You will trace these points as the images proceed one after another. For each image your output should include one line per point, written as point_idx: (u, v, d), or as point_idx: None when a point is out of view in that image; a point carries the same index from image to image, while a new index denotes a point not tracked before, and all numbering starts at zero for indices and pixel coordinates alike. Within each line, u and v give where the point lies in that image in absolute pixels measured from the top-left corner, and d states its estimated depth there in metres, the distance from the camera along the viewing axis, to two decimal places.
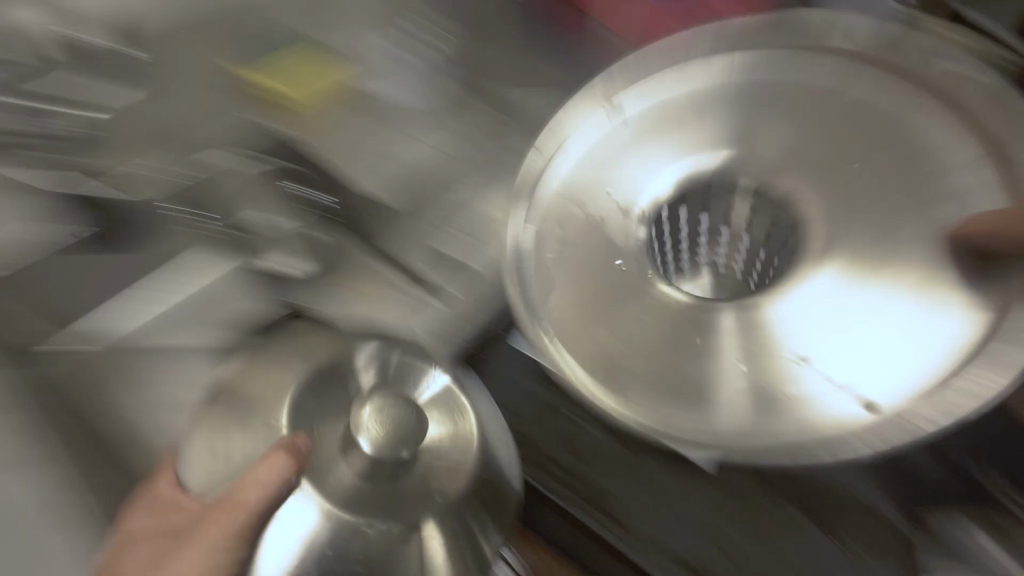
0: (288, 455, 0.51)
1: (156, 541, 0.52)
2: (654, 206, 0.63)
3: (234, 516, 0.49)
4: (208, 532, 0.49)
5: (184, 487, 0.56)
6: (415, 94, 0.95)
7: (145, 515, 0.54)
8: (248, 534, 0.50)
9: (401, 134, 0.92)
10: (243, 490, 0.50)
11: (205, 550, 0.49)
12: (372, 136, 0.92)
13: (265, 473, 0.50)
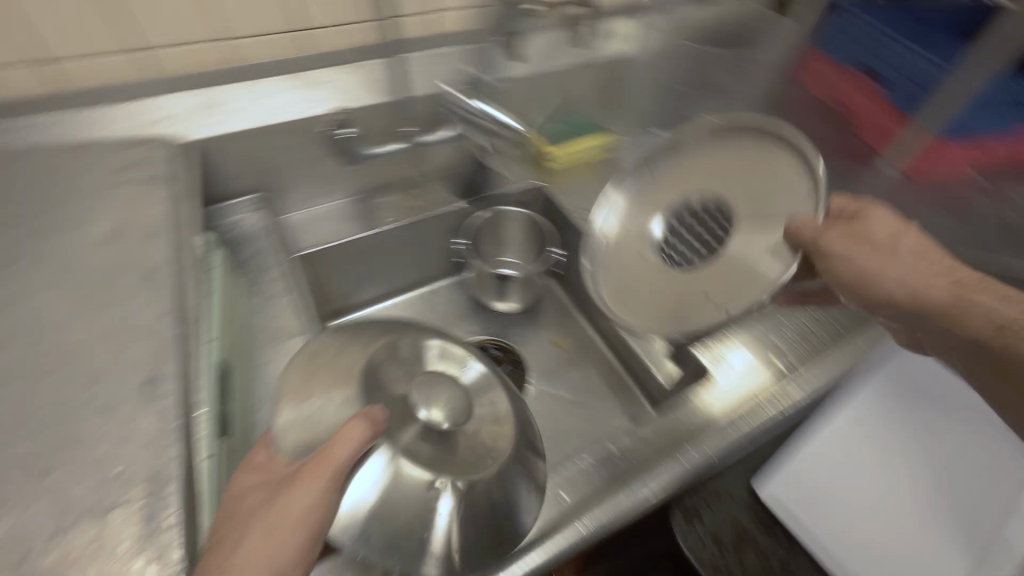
0: (368, 430, 0.45)
1: (247, 495, 0.42)
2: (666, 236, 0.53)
3: (322, 480, 0.42)
4: (293, 493, 0.41)
5: (291, 453, 0.46)
6: None
7: (250, 470, 0.44)
8: (313, 508, 0.41)
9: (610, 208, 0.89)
10: (327, 452, 0.43)
11: (294, 515, 0.40)
12: None
13: (337, 441, 0.44)
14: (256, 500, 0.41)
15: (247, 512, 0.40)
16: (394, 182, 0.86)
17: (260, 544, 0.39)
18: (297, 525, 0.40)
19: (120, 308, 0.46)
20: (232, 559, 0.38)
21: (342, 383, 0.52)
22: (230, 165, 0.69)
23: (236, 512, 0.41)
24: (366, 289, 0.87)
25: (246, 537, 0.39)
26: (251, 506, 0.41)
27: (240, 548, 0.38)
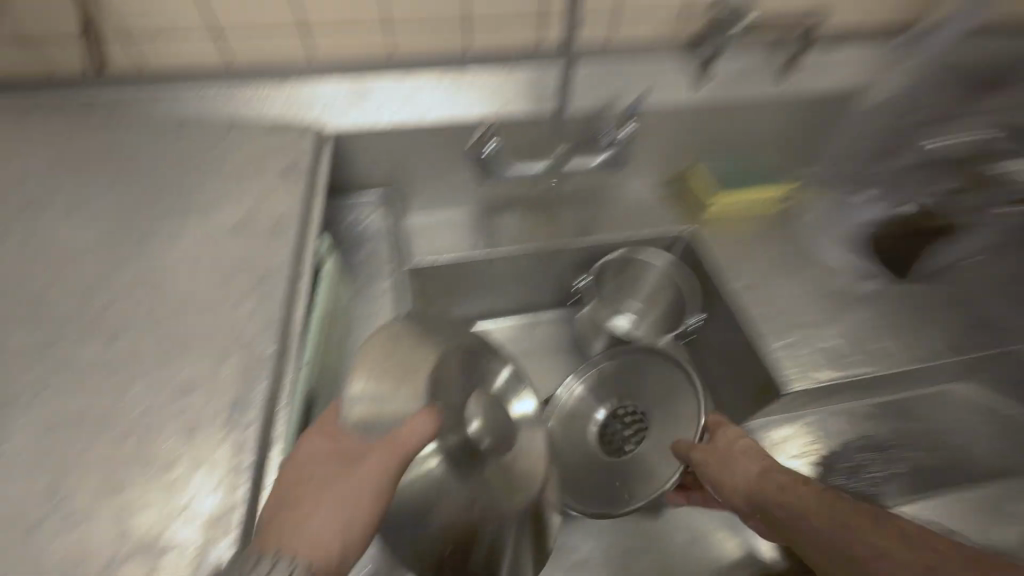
0: (433, 424, 0.38)
1: (315, 463, 0.37)
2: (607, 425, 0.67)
3: (393, 465, 0.37)
4: (366, 475, 0.37)
5: (354, 425, 0.40)
6: (859, 246, 0.71)
7: (318, 435, 0.39)
8: (384, 491, 0.37)
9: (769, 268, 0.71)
10: (398, 439, 0.38)
11: (365, 498, 0.37)
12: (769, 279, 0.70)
13: (405, 429, 0.38)
14: (328, 478, 0.37)
15: (318, 486, 0.37)
16: (522, 200, 0.77)
17: (333, 520, 0.36)
18: (366, 507, 0.37)
19: (228, 314, 0.43)
20: (303, 534, 0.35)
21: (404, 383, 0.42)
22: (366, 160, 0.65)
23: (305, 483, 0.37)
24: (468, 306, 0.79)
25: (320, 513, 0.36)
26: (324, 480, 0.37)
27: (313, 521, 0.35)
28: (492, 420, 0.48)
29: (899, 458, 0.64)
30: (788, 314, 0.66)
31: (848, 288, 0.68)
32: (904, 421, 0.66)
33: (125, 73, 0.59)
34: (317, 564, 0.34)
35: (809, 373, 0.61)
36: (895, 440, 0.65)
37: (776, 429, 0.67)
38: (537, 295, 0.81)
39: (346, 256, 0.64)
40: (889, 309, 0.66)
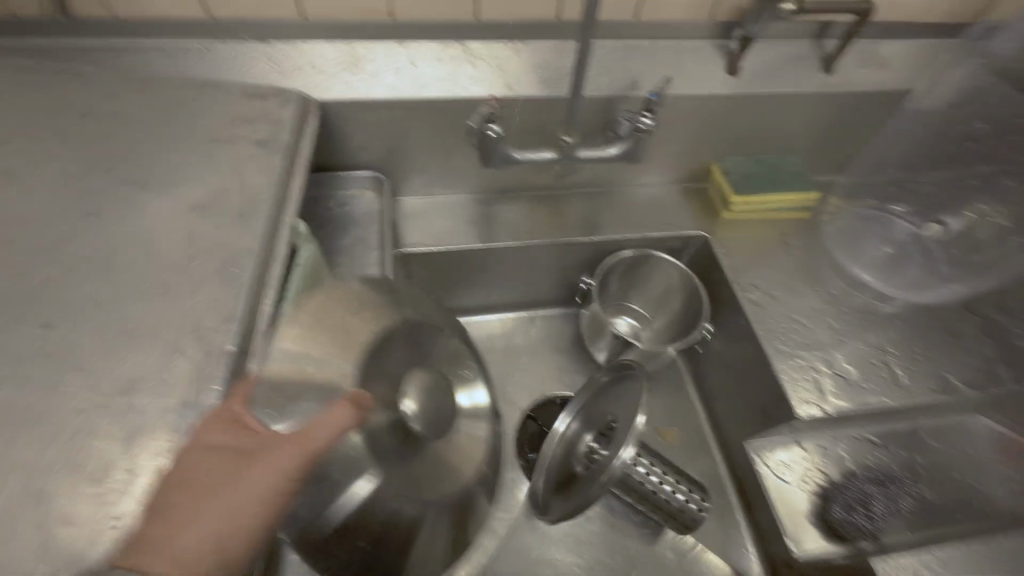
0: (351, 419, 0.36)
1: (206, 456, 0.32)
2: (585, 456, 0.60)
3: (294, 465, 0.33)
4: (266, 468, 0.33)
5: (263, 413, 0.35)
6: (886, 263, 0.65)
7: (217, 420, 0.33)
8: (281, 492, 0.34)
9: (783, 280, 0.66)
10: (307, 436, 0.34)
11: (257, 498, 0.33)
12: (786, 292, 0.65)
13: (317, 426, 0.34)
14: (218, 470, 0.32)
15: (204, 475, 0.32)
16: (525, 189, 0.72)
17: (216, 524, 0.32)
18: (258, 510, 0.33)
19: (184, 302, 0.38)
20: (182, 539, 0.31)
21: (345, 354, 0.40)
22: (356, 135, 0.60)
23: (192, 480, 0.32)
24: (460, 298, 0.75)
25: (203, 514, 0.32)
26: (213, 469, 0.32)
27: (191, 527, 0.31)
28: (433, 402, 0.45)
29: (915, 494, 0.58)
30: (803, 332, 0.61)
31: (870, 306, 0.63)
32: (920, 454, 0.61)
33: (94, 18, 0.52)
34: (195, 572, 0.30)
35: (822, 399, 0.56)
36: (910, 474, 0.60)
37: (778, 453, 0.63)
38: (535, 291, 0.76)
39: (330, 239, 0.59)
40: (912, 333, 0.61)
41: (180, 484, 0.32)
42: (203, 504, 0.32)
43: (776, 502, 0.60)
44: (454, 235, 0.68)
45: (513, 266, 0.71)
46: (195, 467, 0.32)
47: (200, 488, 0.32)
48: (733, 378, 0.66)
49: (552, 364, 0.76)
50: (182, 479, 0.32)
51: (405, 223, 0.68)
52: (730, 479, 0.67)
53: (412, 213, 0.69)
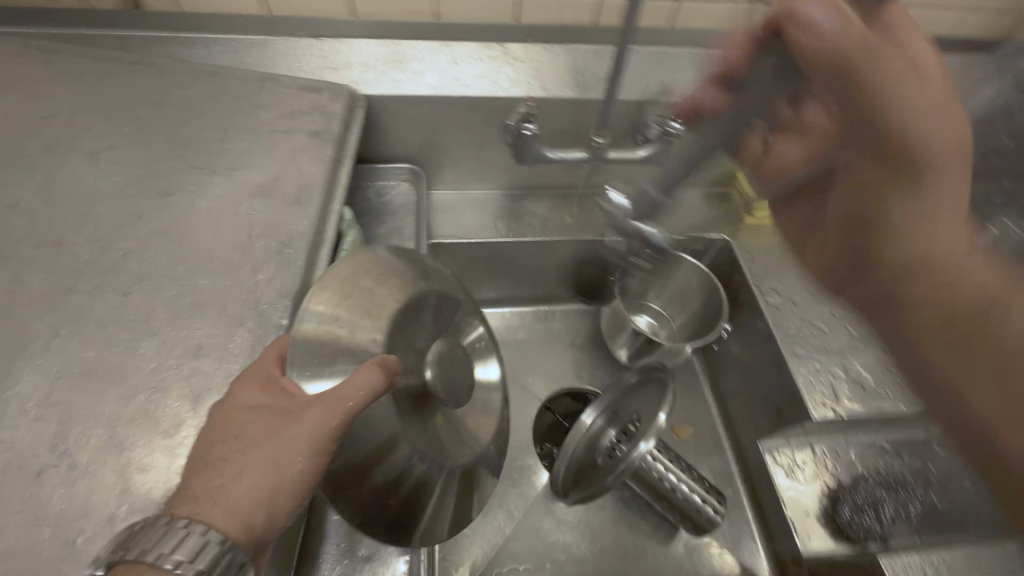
0: (382, 376, 0.36)
1: (244, 416, 0.34)
2: (606, 447, 0.63)
3: (326, 431, 0.34)
4: (295, 434, 0.34)
5: (300, 375, 0.36)
6: None
7: (251, 384, 0.35)
8: (316, 448, 0.34)
9: (804, 285, 0.67)
10: (336, 395, 0.35)
11: (291, 465, 0.34)
12: (807, 297, 0.66)
13: (348, 385, 0.35)
14: (253, 434, 0.34)
15: (243, 438, 0.34)
16: (553, 186, 0.75)
17: (259, 483, 0.33)
18: (296, 470, 0.34)
19: (244, 279, 0.42)
20: (227, 494, 0.32)
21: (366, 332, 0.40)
22: (398, 130, 0.63)
23: (234, 441, 0.34)
24: (486, 289, 0.77)
25: (245, 475, 0.33)
26: (249, 429, 0.34)
27: (228, 490, 0.32)
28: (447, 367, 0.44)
29: (925, 500, 0.58)
30: (820, 337, 0.63)
31: None
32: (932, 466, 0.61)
33: (162, 13, 0.56)
34: (235, 533, 0.32)
35: (835, 401, 0.58)
36: (921, 482, 0.60)
37: (792, 452, 0.65)
38: (559, 286, 0.79)
39: (369, 227, 0.63)
40: None
41: (221, 445, 0.33)
42: (241, 469, 0.33)
43: (786, 501, 0.62)
44: (486, 228, 0.71)
45: (539, 262, 0.74)
46: (235, 429, 0.34)
47: (237, 451, 0.33)
48: (748, 378, 0.68)
49: (572, 358, 0.78)
50: (224, 441, 0.34)
51: (438, 216, 0.71)
52: (741, 476, 0.69)
53: (445, 206, 0.72)
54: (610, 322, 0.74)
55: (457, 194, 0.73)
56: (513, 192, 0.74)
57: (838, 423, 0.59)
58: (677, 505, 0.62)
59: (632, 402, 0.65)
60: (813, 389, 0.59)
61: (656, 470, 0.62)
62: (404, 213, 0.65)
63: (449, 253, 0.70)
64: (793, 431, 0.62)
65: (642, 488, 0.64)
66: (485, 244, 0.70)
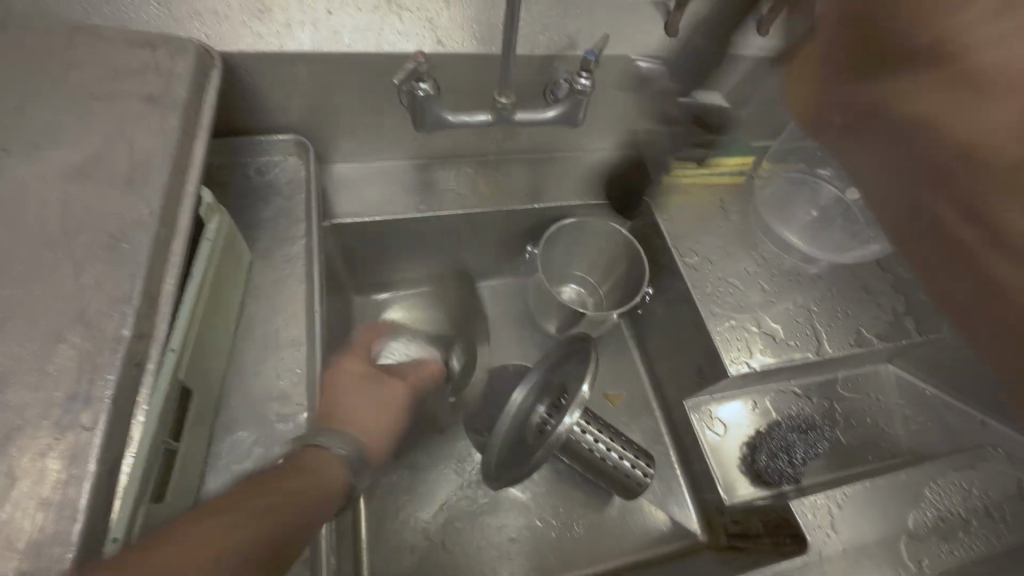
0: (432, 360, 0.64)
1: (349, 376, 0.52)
2: (534, 423, 0.61)
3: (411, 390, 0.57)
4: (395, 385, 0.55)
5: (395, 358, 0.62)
6: (810, 226, 0.69)
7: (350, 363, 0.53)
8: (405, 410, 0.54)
9: (719, 242, 0.68)
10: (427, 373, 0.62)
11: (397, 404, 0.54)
12: (722, 255, 0.67)
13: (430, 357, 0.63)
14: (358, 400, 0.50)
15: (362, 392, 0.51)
16: (466, 154, 0.69)
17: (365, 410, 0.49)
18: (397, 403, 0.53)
19: (65, 284, 0.34)
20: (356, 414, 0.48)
21: None
22: (272, 93, 0.54)
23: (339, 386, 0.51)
24: (402, 269, 0.71)
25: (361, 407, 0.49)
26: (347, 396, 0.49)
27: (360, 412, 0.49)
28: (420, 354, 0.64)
29: (830, 438, 0.63)
30: (735, 294, 0.64)
31: (795, 268, 0.67)
32: (835, 403, 0.66)
33: None
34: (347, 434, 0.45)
35: (749, 355, 0.59)
36: (827, 421, 0.65)
37: (714, 407, 0.66)
38: (480, 260, 0.74)
39: (249, 212, 0.54)
40: (833, 292, 0.65)
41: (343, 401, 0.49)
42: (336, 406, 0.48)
43: (711, 455, 0.63)
44: (394, 204, 0.64)
45: (458, 237, 0.69)
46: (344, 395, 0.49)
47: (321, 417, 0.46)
48: (672, 340, 0.68)
49: (501, 335, 0.75)
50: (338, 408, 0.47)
51: (338, 193, 0.64)
52: (669, 435, 0.70)
53: (345, 181, 0.65)
54: (539, 294, 0.71)
55: (357, 169, 0.66)
56: (421, 163, 0.68)
57: (753, 375, 0.61)
58: (608, 472, 0.62)
59: (558, 372, 0.64)
60: (729, 345, 0.60)
61: (585, 442, 0.62)
62: (290, 191, 0.57)
63: (354, 233, 0.64)
64: (713, 388, 0.63)
65: (569, 457, 0.64)
66: (395, 221, 0.64)
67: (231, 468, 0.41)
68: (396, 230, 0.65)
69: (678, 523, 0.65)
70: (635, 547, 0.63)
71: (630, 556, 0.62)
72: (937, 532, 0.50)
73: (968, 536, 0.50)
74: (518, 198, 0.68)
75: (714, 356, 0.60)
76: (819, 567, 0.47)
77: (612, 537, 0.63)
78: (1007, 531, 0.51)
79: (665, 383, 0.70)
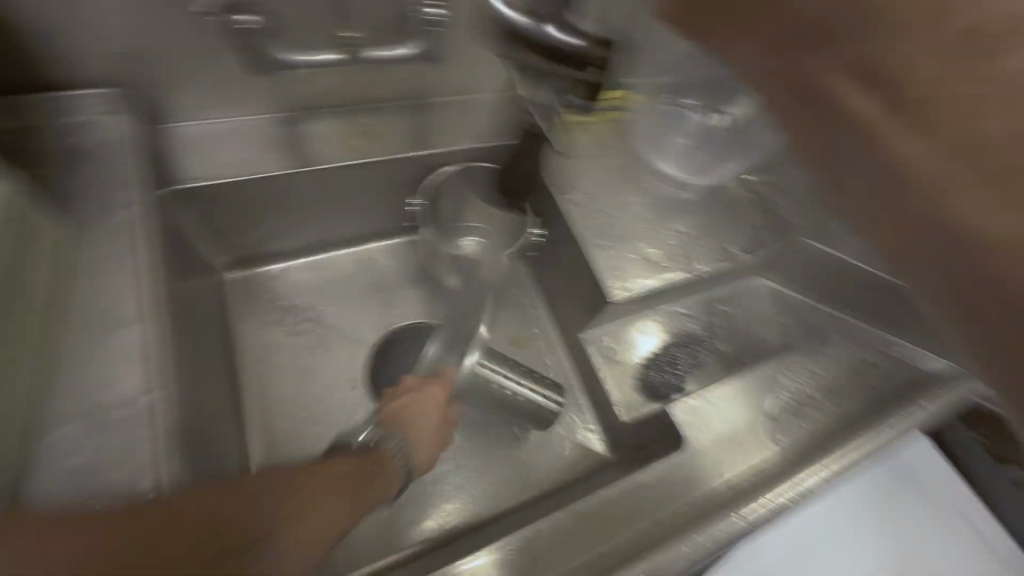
0: None
1: None
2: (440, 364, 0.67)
3: None
4: None
5: None
6: (682, 154, 0.72)
7: None
8: None
9: (600, 178, 0.69)
10: None
11: None
12: (604, 189, 0.69)
13: None
14: None
15: None
16: (331, 104, 0.64)
17: None
18: None
19: None
20: None
21: None
22: (66, 39, 0.47)
23: None
24: (278, 239, 0.66)
25: None
26: None
27: None
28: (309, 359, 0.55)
29: (712, 348, 0.69)
30: (617, 225, 0.66)
31: (671, 197, 0.70)
32: (716, 318, 0.72)
33: None
34: None
35: (629, 282, 0.62)
36: (708, 334, 0.71)
37: (610, 337, 0.69)
38: (365, 219, 0.70)
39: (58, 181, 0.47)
40: (703, 215, 0.70)
41: None
42: None
43: (612, 380, 0.66)
44: (251, 163, 0.59)
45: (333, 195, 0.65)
46: None
47: None
48: (563, 278, 0.70)
49: (398, 295, 0.72)
50: None
51: (181, 155, 0.56)
52: (571, 369, 0.72)
53: (189, 141, 0.57)
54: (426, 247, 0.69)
55: (202, 126, 0.58)
56: (278, 116, 0.61)
57: (637, 300, 0.64)
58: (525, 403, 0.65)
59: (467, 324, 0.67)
60: (614, 274, 0.62)
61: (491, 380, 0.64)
62: (108, 154, 0.49)
63: (210, 200, 0.58)
64: (610, 317, 0.67)
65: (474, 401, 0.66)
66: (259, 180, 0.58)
67: (60, 466, 0.35)
68: (262, 191, 0.60)
69: (588, 447, 0.68)
70: (546, 476, 0.65)
71: (542, 485, 0.65)
72: (792, 412, 0.58)
73: (817, 411, 0.58)
74: (393, 147, 0.65)
75: (598, 285, 0.63)
76: (693, 458, 0.52)
77: (523, 471, 0.65)
78: (845, 402, 0.60)
79: (563, 320, 0.73)
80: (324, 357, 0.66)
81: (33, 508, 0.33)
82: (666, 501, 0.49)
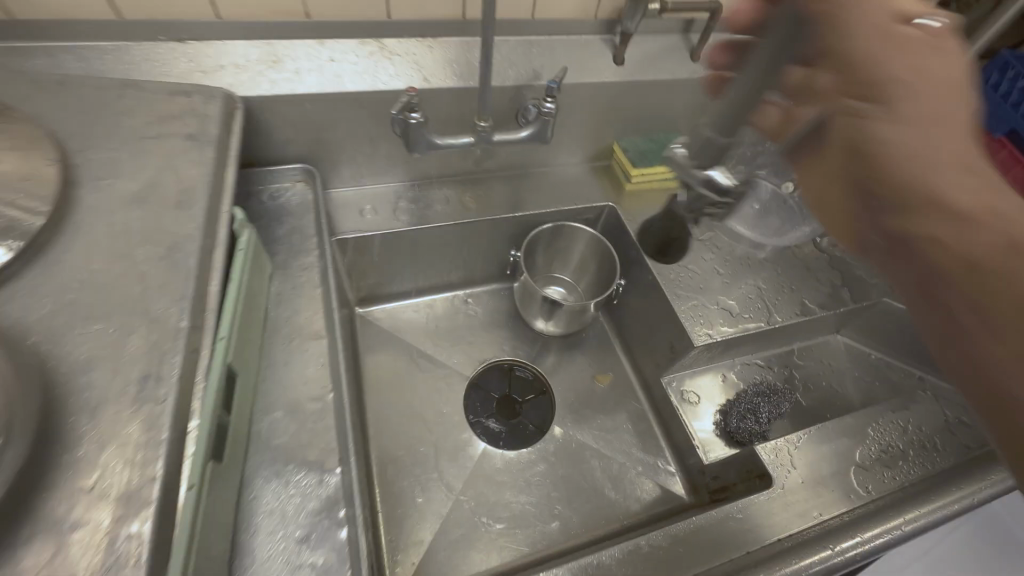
0: None
1: None
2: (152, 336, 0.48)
3: None
4: None
5: None
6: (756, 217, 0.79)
7: None
8: None
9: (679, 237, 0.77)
10: None
11: None
12: (684, 247, 0.76)
13: None
14: None
15: None
16: (452, 173, 0.78)
17: None
18: None
19: (132, 288, 0.41)
20: None
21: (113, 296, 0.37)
22: (282, 129, 0.64)
23: None
24: (401, 281, 0.79)
25: None
26: None
27: None
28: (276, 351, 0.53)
29: (791, 400, 0.72)
30: (696, 278, 0.73)
31: (747, 255, 0.77)
32: (793, 370, 0.75)
33: None
34: None
35: (713, 328, 0.68)
36: (787, 385, 0.74)
37: (687, 382, 0.75)
38: (470, 267, 0.82)
39: (265, 230, 0.62)
40: (779, 271, 0.75)
41: None
42: None
43: (689, 423, 0.71)
44: (391, 219, 0.73)
45: (449, 247, 0.78)
46: None
47: None
48: (644, 325, 0.77)
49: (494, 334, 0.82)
50: None
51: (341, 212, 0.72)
52: (651, 411, 0.77)
53: (347, 202, 0.73)
54: (522, 292, 0.80)
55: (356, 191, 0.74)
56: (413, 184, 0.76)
57: (716, 348, 0.70)
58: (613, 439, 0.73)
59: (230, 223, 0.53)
60: (695, 323, 0.68)
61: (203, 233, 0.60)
62: (298, 211, 0.64)
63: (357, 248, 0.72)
64: (688, 362, 0.72)
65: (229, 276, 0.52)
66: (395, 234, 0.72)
67: (270, 445, 0.46)
68: (394, 242, 0.73)
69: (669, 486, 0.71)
70: (629, 510, 0.69)
71: (624, 519, 0.68)
72: (882, 462, 0.59)
73: (907, 465, 0.59)
74: (500, 208, 0.77)
75: (680, 332, 0.69)
76: (784, 499, 0.55)
77: (606, 502, 0.69)
78: (941, 461, 0.60)
79: (643, 365, 0.79)
80: (431, 383, 0.76)
81: (254, 475, 0.45)
82: (755, 537, 0.52)
